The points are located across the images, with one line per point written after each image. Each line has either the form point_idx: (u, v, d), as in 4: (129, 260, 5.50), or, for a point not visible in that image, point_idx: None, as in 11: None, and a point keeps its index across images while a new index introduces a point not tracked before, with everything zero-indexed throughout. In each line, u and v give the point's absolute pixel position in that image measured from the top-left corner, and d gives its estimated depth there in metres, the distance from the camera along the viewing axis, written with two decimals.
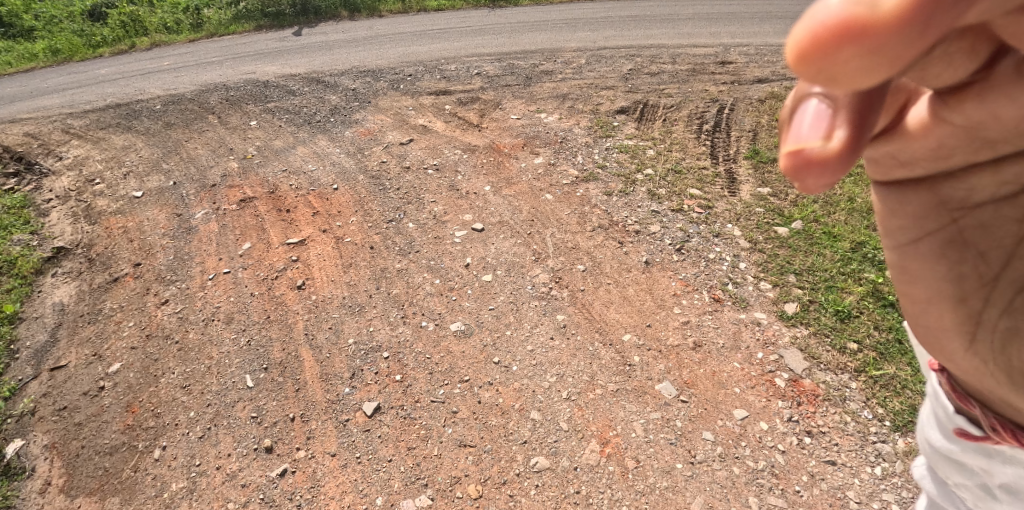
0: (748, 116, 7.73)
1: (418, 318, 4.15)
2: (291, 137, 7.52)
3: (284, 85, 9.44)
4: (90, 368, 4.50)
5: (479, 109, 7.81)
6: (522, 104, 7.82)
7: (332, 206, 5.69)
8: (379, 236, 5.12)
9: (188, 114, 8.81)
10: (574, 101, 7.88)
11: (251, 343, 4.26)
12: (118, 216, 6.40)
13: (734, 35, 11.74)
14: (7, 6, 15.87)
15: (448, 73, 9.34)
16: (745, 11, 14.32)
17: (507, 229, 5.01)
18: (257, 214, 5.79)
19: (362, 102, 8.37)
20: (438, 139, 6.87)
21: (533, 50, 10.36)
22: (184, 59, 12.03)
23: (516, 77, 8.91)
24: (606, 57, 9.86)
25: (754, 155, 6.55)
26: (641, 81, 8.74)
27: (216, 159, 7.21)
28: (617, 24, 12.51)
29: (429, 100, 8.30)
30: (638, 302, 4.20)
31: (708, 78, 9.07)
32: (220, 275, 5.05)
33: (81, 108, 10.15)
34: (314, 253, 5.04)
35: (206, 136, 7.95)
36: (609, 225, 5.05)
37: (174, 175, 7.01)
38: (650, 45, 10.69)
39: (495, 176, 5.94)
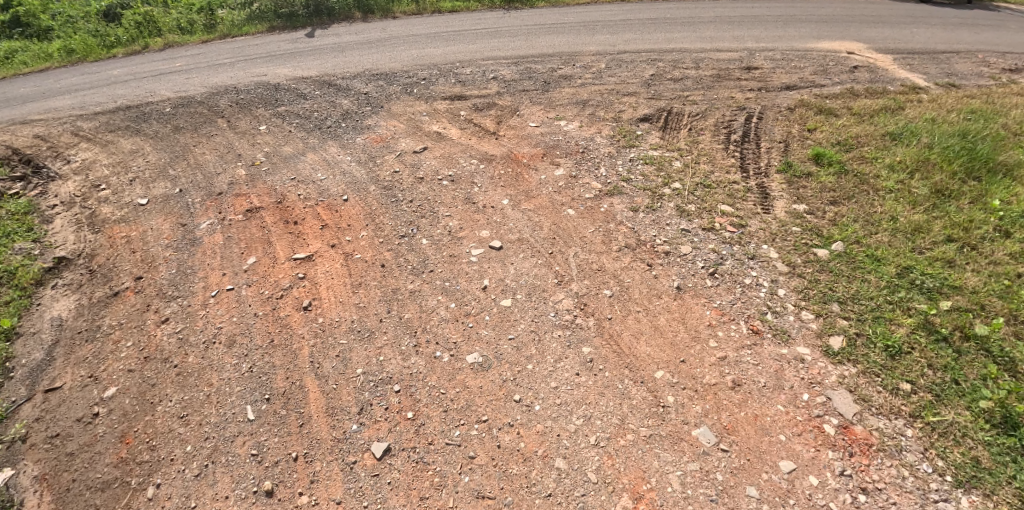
0: (778, 125, 7.35)
1: (431, 347, 3.84)
2: (301, 143, 7.27)
3: (295, 89, 9.20)
4: (85, 391, 4.26)
5: (496, 115, 7.50)
6: (541, 111, 7.50)
7: (342, 219, 5.39)
8: (391, 253, 4.81)
9: (198, 118, 8.60)
10: (595, 108, 7.54)
11: (254, 370, 3.99)
12: (122, 224, 6.18)
13: (758, 38, 11.32)
14: (24, 7, 15.88)
15: (463, 77, 9.04)
16: (769, 14, 13.87)
17: (527, 248, 4.69)
18: (263, 226, 5.53)
19: (374, 107, 8.11)
20: (453, 148, 6.57)
21: (551, 54, 10.04)
22: (195, 61, 11.85)
23: (534, 82, 8.59)
24: (626, 61, 9.50)
25: (787, 169, 6.18)
26: (665, 86, 8.36)
27: (223, 166, 6.96)
28: (637, 27, 12.15)
29: (443, 105, 8.01)
30: (671, 333, 3.88)
31: (733, 84, 8.68)
32: (223, 292, 4.79)
33: (92, 110, 10.00)
34: (322, 271, 4.76)
35: (214, 141, 7.72)
36: (636, 244, 4.71)
37: (180, 181, 6.78)
38: (672, 49, 10.31)
39: (514, 189, 5.61)
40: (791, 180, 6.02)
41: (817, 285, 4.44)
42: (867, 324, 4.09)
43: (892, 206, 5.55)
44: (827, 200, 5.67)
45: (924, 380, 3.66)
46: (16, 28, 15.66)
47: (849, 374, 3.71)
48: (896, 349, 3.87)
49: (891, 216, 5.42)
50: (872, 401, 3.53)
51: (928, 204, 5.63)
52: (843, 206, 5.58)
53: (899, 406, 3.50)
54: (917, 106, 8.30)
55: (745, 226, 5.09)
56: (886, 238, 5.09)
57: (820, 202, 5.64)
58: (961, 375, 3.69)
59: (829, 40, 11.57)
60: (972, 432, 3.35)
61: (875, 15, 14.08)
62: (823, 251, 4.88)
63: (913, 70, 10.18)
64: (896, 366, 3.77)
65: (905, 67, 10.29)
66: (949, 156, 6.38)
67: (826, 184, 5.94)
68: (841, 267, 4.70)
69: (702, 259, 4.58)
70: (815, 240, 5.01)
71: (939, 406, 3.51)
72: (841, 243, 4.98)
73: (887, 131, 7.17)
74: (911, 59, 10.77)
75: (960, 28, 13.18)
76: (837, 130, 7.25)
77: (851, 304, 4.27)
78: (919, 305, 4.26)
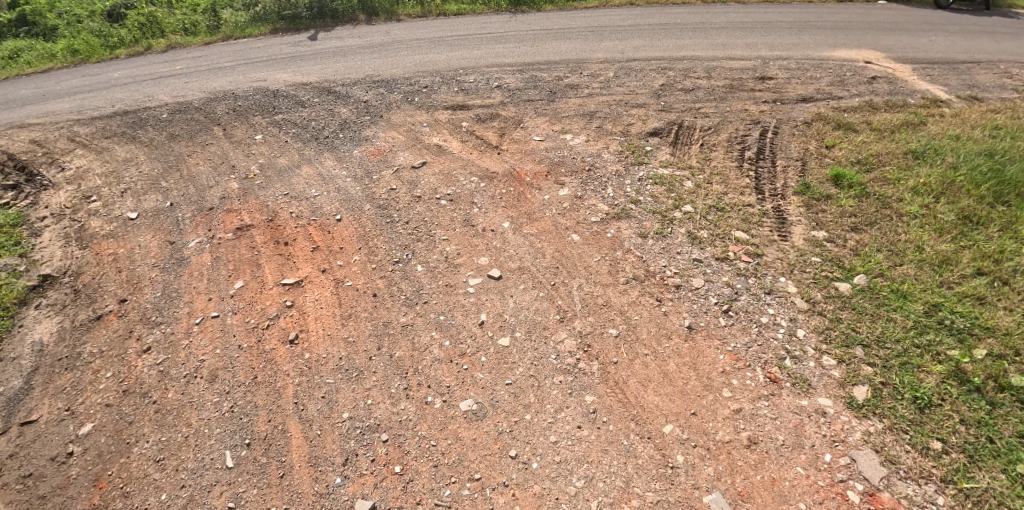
0: (794, 141, 7.03)
1: (423, 391, 3.59)
2: (297, 155, 7.03)
3: (294, 95, 8.96)
4: (61, 426, 4.04)
5: (499, 127, 7.21)
6: (546, 123, 7.21)
7: (333, 241, 5.09)
8: (383, 280, 4.52)
9: (194, 125, 8.38)
10: (603, 120, 7.24)
11: (235, 410, 3.74)
12: (110, 240, 5.97)
13: (772, 46, 10.97)
14: (31, 6, 15.81)
15: (466, 85, 8.77)
16: (782, 19, 13.50)
17: (529, 278, 4.40)
18: (253, 247, 5.28)
19: (374, 117, 7.86)
20: (453, 163, 6.28)
21: (558, 61, 9.74)
22: (196, 64, 11.66)
23: (539, 91, 8.30)
24: (636, 69, 9.18)
25: (804, 191, 5.88)
26: (675, 97, 8.04)
27: (216, 178, 6.73)
28: (646, 32, 11.83)
29: (445, 115, 7.75)
30: (681, 381, 3.62)
31: (747, 95, 8.34)
32: (208, 319, 4.55)
33: (89, 114, 9.82)
34: (311, 299, 4.49)
35: (209, 151, 7.50)
36: (644, 275, 4.42)
37: (172, 194, 6.56)
38: (683, 56, 9.98)
39: (515, 210, 5.29)
40: (808, 202, 5.72)
41: (839, 325, 4.19)
42: (893, 372, 3.82)
43: (917, 234, 5.23)
44: (848, 227, 5.36)
45: (956, 439, 3.39)
46: (23, 27, 15.58)
47: (874, 430, 3.46)
48: (925, 401, 3.60)
49: (916, 245, 5.11)
50: (899, 463, 3.29)
51: (955, 232, 5.31)
52: (865, 233, 5.28)
53: (930, 470, 3.26)
54: (939, 121, 7.94)
55: (761, 256, 4.80)
56: (912, 270, 4.78)
57: (840, 228, 5.33)
58: (997, 433, 3.40)
59: (845, 49, 11.20)
60: (1010, 500, 3.09)
61: (892, 22, 13.68)
62: (844, 285, 4.60)
63: (933, 81, 9.79)
64: (925, 421, 3.50)
65: (925, 78, 9.92)
66: (976, 178, 6.03)
67: (845, 208, 5.63)
68: (863, 303, 4.41)
69: (715, 293, 4.30)
70: (834, 272, 4.73)
71: (973, 469, 3.25)
72: (864, 276, 4.70)
73: (909, 148, 6.82)
74: (931, 69, 10.38)
75: (980, 37, 12.76)
76: (856, 148, 6.92)
77: (874, 348, 4.00)
78: (949, 351, 3.97)
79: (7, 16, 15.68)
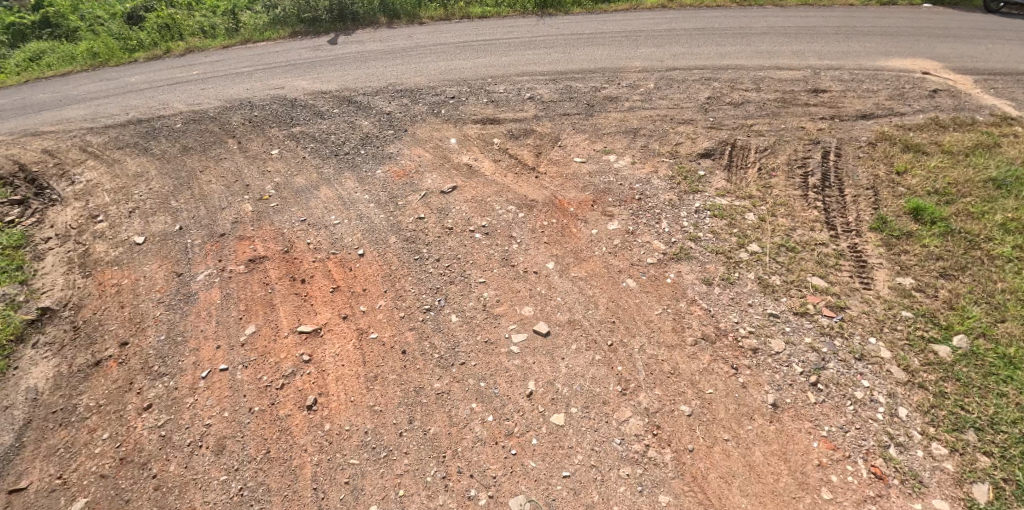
0: (860, 165, 6.38)
1: (464, 482, 3.06)
2: (315, 173, 6.51)
3: (313, 105, 8.47)
4: (50, 498, 3.57)
5: (534, 145, 6.63)
6: (585, 141, 6.62)
7: (356, 280, 4.51)
8: (412, 333, 3.95)
9: (208, 137, 7.93)
10: (648, 139, 6.62)
11: (244, 493, 3.23)
12: (115, 268, 5.51)
13: (820, 55, 10.24)
14: (54, 9, 15.68)
15: (496, 96, 8.20)
16: (826, 25, 12.75)
17: (581, 335, 3.81)
18: (266, 283, 4.75)
19: (398, 131, 7.31)
20: (487, 187, 5.63)
21: (593, 69, 9.14)
22: (213, 69, 11.25)
23: (575, 104, 7.71)
24: (677, 80, 8.55)
25: (881, 227, 5.24)
26: (724, 112, 7.39)
27: (229, 199, 6.24)
28: (684, 38, 11.17)
29: (475, 130, 7.21)
30: (771, 477, 3.05)
31: (801, 111, 7.67)
32: (216, 373, 4.05)
33: (103, 123, 9.44)
34: (331, 353, 3.95)
35: (222, 166, 7.02)
36: (714, 335, 3.83)
37: (182, 216, 6.08)
38: (727, 66, 9.31)
39: (561, 247, 4.65)
40: (888, 241, 5.08)
41: (946, 401, 3.56)
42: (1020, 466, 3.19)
43: (1019, 283, 4.56)
44: (937, 273, 4.70)
45: None
46: (49, 29, 15.45)
47: None
48: None
49: (1020, 296, 4.44)
50: None
51: None
52: (958, 281, 4.62)
53: None
54: (1015, 143, 7.21)
55: (844, 311, 4.20)
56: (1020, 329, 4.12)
57: (928, 274, 4.68)
58: None
59: (899, 58, 10.44)
60: None
61: (943, 27, 12.84)
62: (944, 348, 3.96)
63: (999, 95, 9.02)
64: None
65: (989, 91, 9.14)
66: None
67: (931, 249, 4.97)
68: (970, 373, 3.76)
69: (799, 360, 3.70)
70: (930, 332, 4.09)
71: None
72: (965, 336, 4.05)
73: (991, 175, 6.11)
74: (994, 81, 9.59)
75: None
76: (931, 174, 6.23)
77: (991, 433, 3.37)
78: None
79: (31, 18, 15.55)
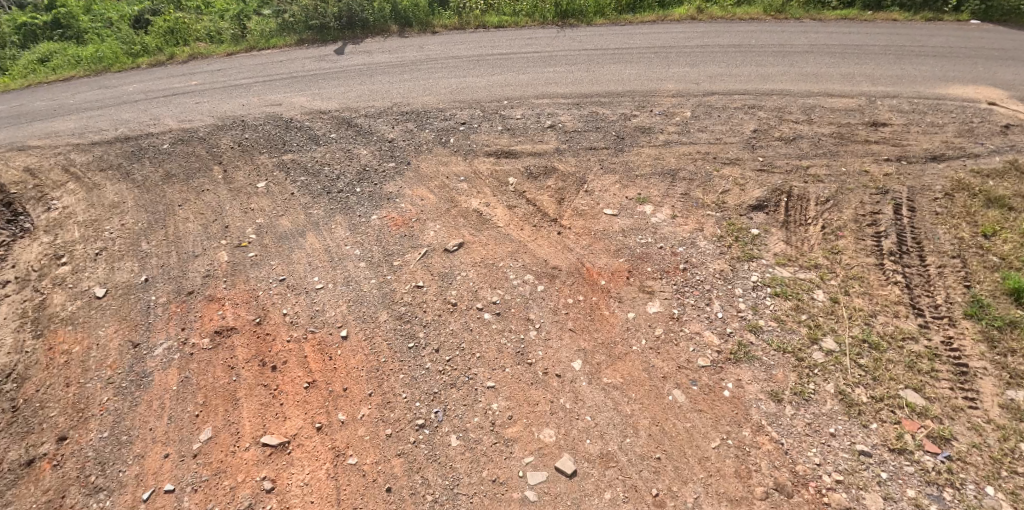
0: (938, 224, 5.42)
1: None
2: (302, 214, 5.65)
3: (310, 128, 7.68)
4: None
5: (555, 188, 5.65)
6: (616, 184, 5.62)
7: (335, 374, 3.67)
8: (402, 462, 3.14)
9: (194, 162, 7.18)
10: (689, 184, 5.68)
11: None
12: (69, 329, 4.76)
13: (873, 79, 9.21)
14: (66, 9, 15.19)
15: (512, 123, 7.29)
16: (873, 43, 11.70)
17: (618, 479, 3.01)
18: (231, 367, 3.93)
19: (399, 162, 6.41)
20: (499, 245, 4.67)
21: (621, 92, 8.24)
22: (212, 80, 10.54)
23: (603, 135, 6.76)
24: (717, 108, 7.60)
25: (978, 314, 4.31)
26: (774, 151, 6.45)
27: (205, 243, 5.44)
28: (720, 55, 10.21)
29: (487, 164, 6.31)
30: None
31: (862, 150, 6.71)
32: (159, 496, 3.28)
33: (91, 139, 8.77)
34: (298, 482, 3.15)
35: (204, 200, 6.25)
36: (791, 485, 3.03)
37: (151, 264, 5.30)
38: (771, 91, 8.34)
39: (590, 338, 3.78)
40: (989, 334, 4.15)
41: None
42: None
43: None
44: None
45: None
46: (57, 30, 14.97)
47: None
48: None
49: None
50: None
51: None
52: None
53: None
54: None
55: (950, 444, 3.35)
56: None
57: None
58: None
59: (959, 84, 9.39)
60: None
61: (1002, 48, 11.71)
62: None
63: None
64: None
65: None
66: None
67: None
68: None
69: None
70: None
71: None
72: None
73: None
74: None
75: None
76: None
77: None
78: None
79: (42, 18, 15.08)
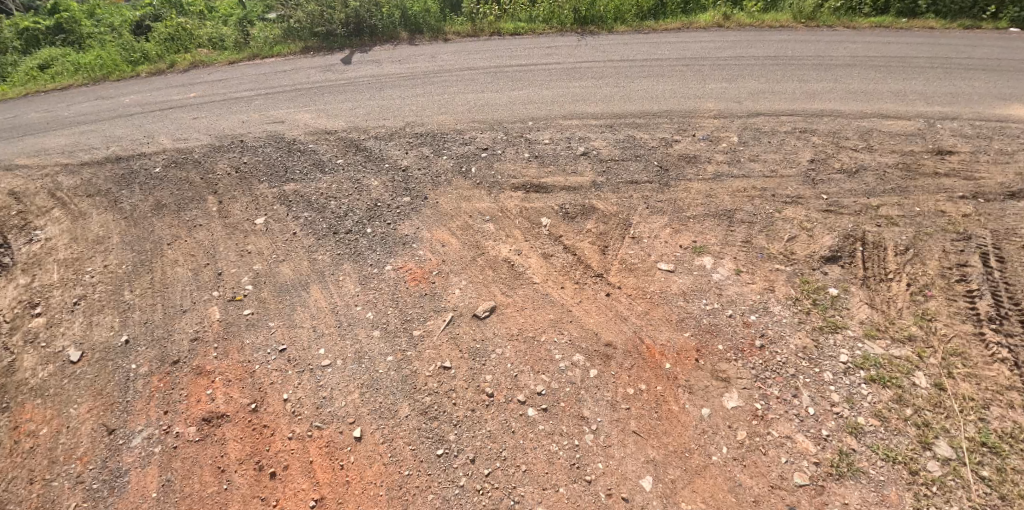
0: None
1: None
2: (306, 259, 4.94)
3: (315, 151, 6.99)
4: None
5: (597, 232, 4.92)
6: (666, 229, 4.92)
7: (348, 492, 3.02)
8: None
9: (187, 190, 6.51)
10: (748, 228, 4.98)
11: None
12: (37, 402, 4.10)
13: (926, 99, 8.48)
14: (70, 14, 14.66)
15: (540, 149, 6.57)
16: (915, 54, 10.93)
17: None
18: (222, 471, 3.27)
19: (416, 196, 5.68)
20: (538, 311, 3.96)
21: (656, 112, 7.55)
22: (211, 92, 9.89)
23: (643, 165, 6.06)
24: (765, 132, 6.91)
25: None
26: (838, 186, 5.73)
27: (195, 295, 4.77)
28: (757, 68, 9.50)
29: (516, 199, 5.56)
30: None
31: (933, 184, 5.99)
32: None
33: (80, 159, 8.13)
34: None
35: (196, 238, 5.58)
36: None
37: (136, 320, 4.65)
38: (820, 112, 7.62)
39: (659, 445, 3.10)
40: None
41: None
42: None
43: None
44: None
45: None
46: (56, 35, 14.38)
47: None
48: None
49: None
50: None
51: None
52: None
53: None
54: None
55: None
56: None
57: None
58: None
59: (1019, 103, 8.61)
60: None
61: None
62: None
63: None
64: None
65: None
66: None
67: None
68: None
69: None
70: None
71: None
72: None
73: None
74: None
75: None
76: None
77: None
78: None
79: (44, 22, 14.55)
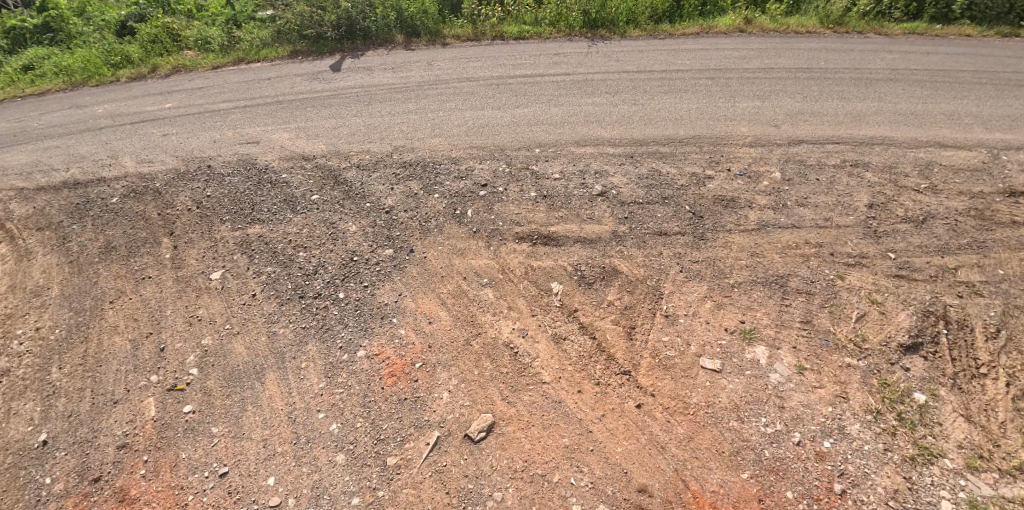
0: None
1: None
2: (266, 334, 4.08)
3: (289, 182, 6.12)
4: None
5: (621, 305, 4.03)
6: (705, 303, 4.04)
7: None
8: None
9: (143, 229, 5.65)
10: (806, 302, 4.08)
11: None
12: None
13: (982, 123, 7.51)
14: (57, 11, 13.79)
15: (549, 185, 5.66)
16: (959, 68, 9.91)
17: None
18: None
19: (402, 247, 4.80)
20: (549, 433, 3.18)
21: (683, 138, 6.65)
22: (187, 103, 9.01)
23: (671, 209, 5.15)
24: (811, 166, 5.99)
25: None
26: (904, 242, 4.81)
27: (131, 380, 3.93)
28: (790, 83, 8.55)
29: (522, 253, 4.66)
30: None
31: (1015, 236, 5.03)
32: None
33: (36, 182, 7.28)
34: None
35: (144, 295, 4.73)
36: None
37: (59, 411, 3.80)
38: (869, 140, 6.70)
39: None
40: None
41: None
42: None
43: None
44: None
45: None
46: (41, 34, 13.51)
47: None
48: None
49: None
50: None
51: None
52: None
53: None
54: None
55: None
56: None
57: None
58: None
59: None
60: None
61: None
62: None
63: None
64: None
65: None
66: None
67: None
68: None
69: None
70: None
71: None
72: None
73: None
74: None
75: None
76: None
77: None
78: None
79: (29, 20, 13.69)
